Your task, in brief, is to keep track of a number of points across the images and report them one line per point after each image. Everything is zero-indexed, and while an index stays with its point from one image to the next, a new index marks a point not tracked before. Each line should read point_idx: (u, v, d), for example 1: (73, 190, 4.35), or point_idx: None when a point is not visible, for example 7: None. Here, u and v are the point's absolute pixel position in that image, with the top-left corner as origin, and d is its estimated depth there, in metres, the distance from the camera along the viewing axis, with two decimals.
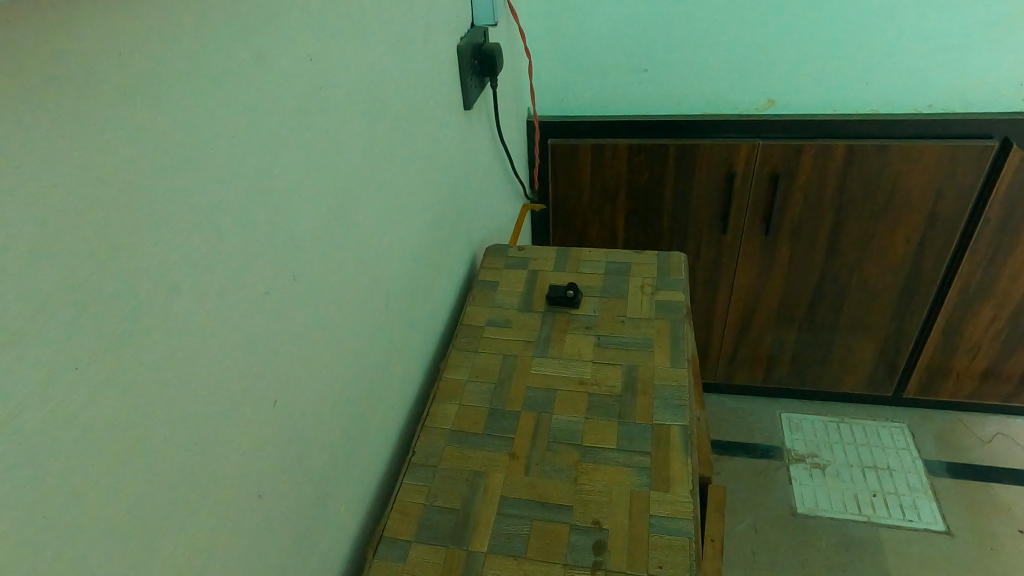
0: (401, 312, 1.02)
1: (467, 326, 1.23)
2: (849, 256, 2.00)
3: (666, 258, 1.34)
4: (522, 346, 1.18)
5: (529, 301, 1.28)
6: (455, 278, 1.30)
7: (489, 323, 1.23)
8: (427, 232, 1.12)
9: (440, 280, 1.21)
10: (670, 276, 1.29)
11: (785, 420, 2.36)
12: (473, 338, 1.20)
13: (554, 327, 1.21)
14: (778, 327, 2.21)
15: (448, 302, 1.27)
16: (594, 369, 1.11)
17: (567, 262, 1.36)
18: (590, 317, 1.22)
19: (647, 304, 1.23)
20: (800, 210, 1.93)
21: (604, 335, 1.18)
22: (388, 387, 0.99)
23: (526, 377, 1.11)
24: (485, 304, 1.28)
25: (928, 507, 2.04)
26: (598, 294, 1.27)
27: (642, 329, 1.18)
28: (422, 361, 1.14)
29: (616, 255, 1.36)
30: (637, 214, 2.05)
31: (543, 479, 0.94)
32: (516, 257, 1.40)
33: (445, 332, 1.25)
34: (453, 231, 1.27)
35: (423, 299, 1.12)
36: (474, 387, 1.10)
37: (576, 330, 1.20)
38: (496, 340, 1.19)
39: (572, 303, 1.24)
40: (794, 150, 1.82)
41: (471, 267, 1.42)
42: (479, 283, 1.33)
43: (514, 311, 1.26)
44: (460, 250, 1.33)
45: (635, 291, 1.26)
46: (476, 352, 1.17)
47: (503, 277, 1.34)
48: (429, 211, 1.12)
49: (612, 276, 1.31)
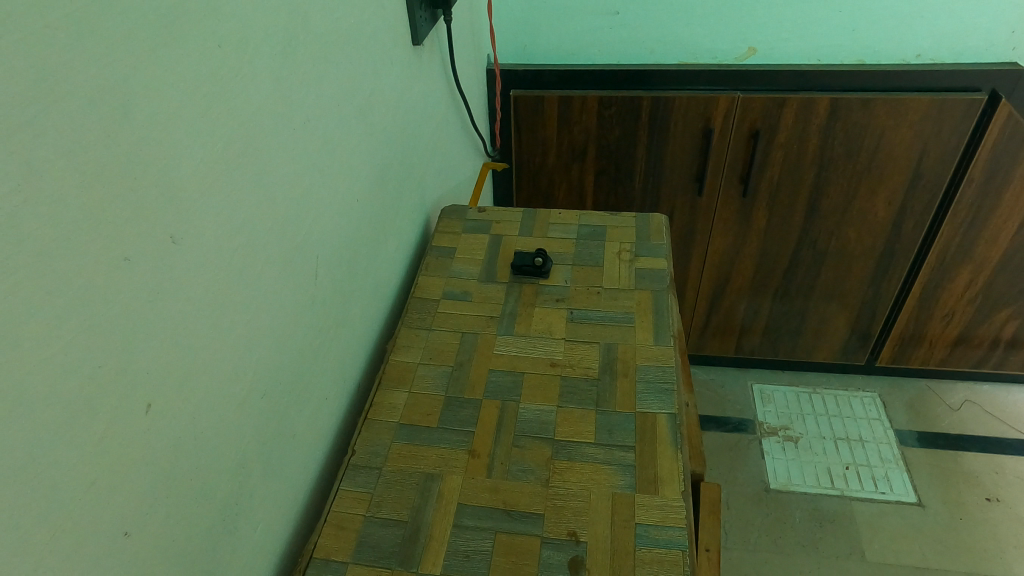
0: (335, 284, 0.85)
1: (420, 299, 1.06)
2: (828, 220, 1.89)
3: (646, 221, 1.19)
4: (483, 323, 1.01)
5: (491, 270, 1.11)
6: (404, 244, 1.12)
7: (444, 295, 1.06)
8: (367, 189, 0.94)
9: (385, 246, 1.03)
10: (652, 241, 1.14)
11: (756, 391, 2.28)
12: (426, 314, 1.03)
13: (521, 300, 1.05)
14: (753, 295, 2.10)
15: (397, 272, 1.09)
16: (567, 348, 0.96)
17: (533, 226, 1.19)
18: (561, 288, 1.06)
19: (627, 274, 1.08)
20: (779, 170, 1.81)
21: (578, 309, 1.02)
22: (320, 375, 0.82)
23: (488, 359, 0.95)
24: (440, 273, 1.11)
25: (900, 478, 1.96)
26: (571, 261, 1.11)
27: (622, 301, 1.03)
28: (366, 342, 0.97)
29: (591, 218, 1.20)
30: (607, 174, 1.89)
31: (508, 482, 0.79)
32: (475, 220, 1.22)
33: (393, 306, 1.07)
34: (401, 189, 1.09)
35: (364, 269, 0.94)
36: (428, 371, 0.94)
37: (546, 303, 1.04)
38: (453, 316, 1.03)
39: (541, 271, 1.08)
40: (776, 104, 1.68)
41: (424, 231, 1.24)
42: (433, 250, 1.16)
43: (474, 282, 1.09)
44: (410, 212, 1.15)
45: (612, 258, 1.11)
46: (430, 329, 1.00)
47: (461, 243, 1.17)
48: (371, 163, 0.94)
49: (585, 241, 1.15)
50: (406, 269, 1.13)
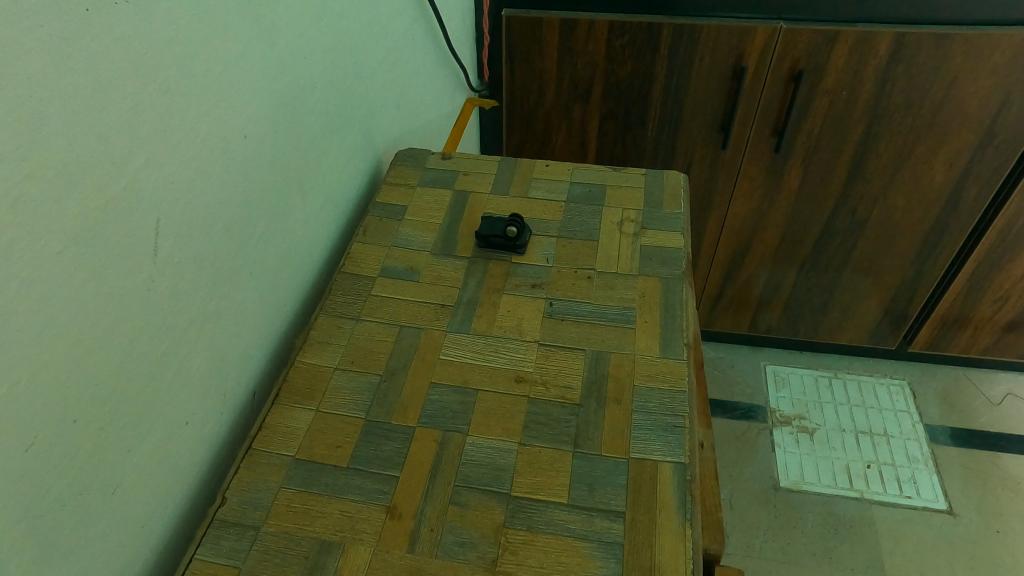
0: (200, 262, 0.58)
1: (350, 276, 0.79)
2: (873, 184, 1.59)
3: (660, 181, 0.90)
4: (430, 313, 0.75)
5: (450, 239, 0.84)
6: (338, 199, 0.85)
7: (383, 272, 0.80)
8: (263, 124, 0.65)
9: (303, 204, 0.75)
10: (665, 209, 0.86)
11: (770, 373, 2.03)
12: (355, 298, 0.76)
13: (485, 284, 0.78)
14: (775, 266, 1.83)
15: (325, 237, 0.82)
16: (540, 356, 0.70)
17: (512, 181, 0.92)
18: (540, 269, 0.80)
19: (629, 253, 0.81)
20: (821, 122, 1.50)
21: (560, 300, 0.76)
22: (176, 396, 0.56)
23: (431, 368, 0.69)
24: (383, 241, 0.84)
25: (928, 481, 1.73)
26: (557, 232, 0.84)
27: (620, 293, 0.76)
28: (270, 336, 0.71)
29: (587, 174, 0.92)
30: (615, 119, 1.58)
31: (438, 562, 0.55)
32: (437, 169, 0.94)
33: (319, 283, 0.81)
34: (332, 126, 0.81)
35: (261, 239, 0.67)
36: (347, 382, 0.68)
37: (518, 291, 0.77)
38: (392, 301, 0.76)
39: (514, 246, 0.81)
40: (825, 39, 1.35)
41: (373, 181, 0.96)
42: (378, 209, 0.88)
43: (426, 255, 0.82)
44: (349, 158, 0.87)
45: (611, 232, 0.84)
46: (358, 319, 0.74)
47: (415, 201, 0.89)
48: (270, 86, 0.66)
49: (577, 206, 0.88)
50: (341, 233, 0.86)
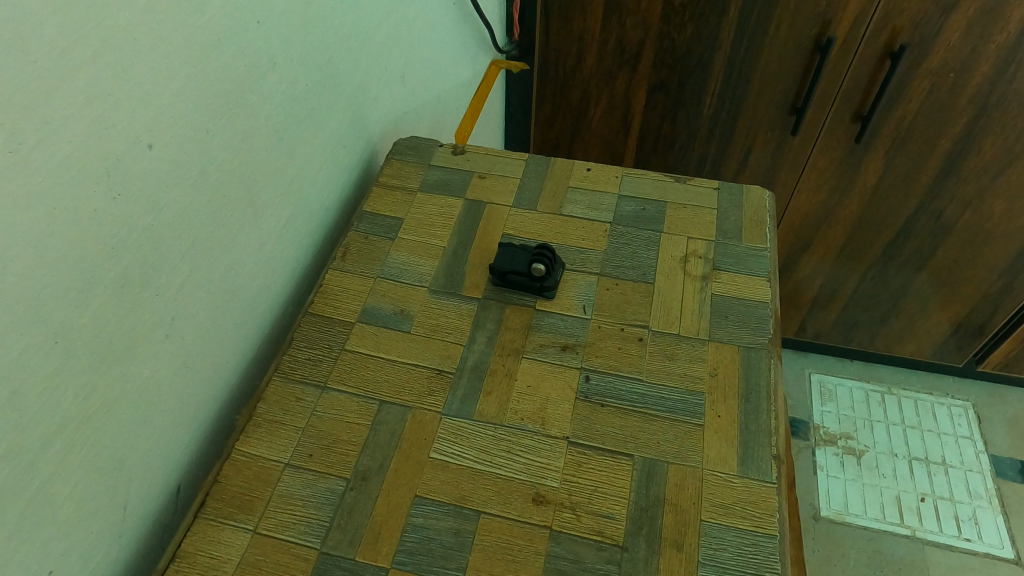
0: (67, 343, 0.38)
1: (320, 321, 0.59)
2: (968, 186, 1.31)
3: (738, 201, 0.69)
4: (421, 384, 0.55)
5: (456, 270, 0.63)
6: (312, 212, 0.64)
7: (364, 317, 0.60)
8: (183, 121, 0.45)
9: (254, 225, 0.55)
10: (744, 243, 0.65)
11: (815, 382, 1.82)
12: (323, 356, 0.57)
13: (498, 341, 0.58)
14: (835, 268, 1.58)
15: (291, 264, 0.62)
16: (568, 462, 0.50)
17: (541, 189, 0.70)
18: (575, 322, 0.59)
19: (696, 305, 0.60)
20: (917, 109, 1.23)
21: (601, 373, 0.56)
22: (30, 543, 0.38)
23: (418, 472, 0.50)
24: (368, 269, 0.63)
25: (992, 523, 1.53)
26: (599, 267, 0.63)
27: (682, 369, 0.56)
28: (201, 411, 0.52)
29: (641, 185, 0.70)
30: (666, 92, 1.34)
31: None
32: (445, 168, 0.73)
33: (281, 325, 0.61)
34: (302, 115, 0.59)
35: (183, 284, 0.47)
36: (300, 489, 0.49)
37: (544, 355, 0.57)
38: (372, 363, 0.57)
39: (541, 287, 0.60)
40: (940, 7, 1.08)
41: (363, 180, 0.75)
42: (364, 222, 0.67)
43: (423, 292, 0.62)
44: (329, 153, 0.66)
45: (672, 271, 0.63)
46: (326, 390, 0.55)
47: (413, 211, 0.68)
48: (193, 65, 0.44)
49: (626, 230, 0.66)
50: (315, 254, 0.66)
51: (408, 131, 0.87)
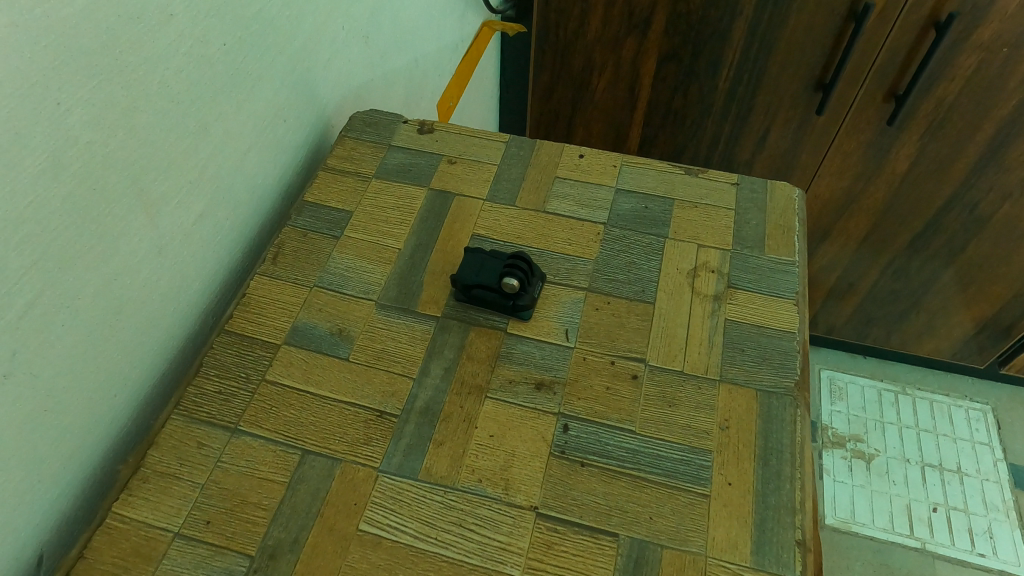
0: None
1: (238, 343, 0.48)
2: (1010, 176, 1.13)
3: (761, 201, 0.57)
4: (356, 429, 0.44)
5: (412, 279, 0.52)
6: (237, 203, 0.52)
7: (294, 338, 0.48)
8: (9, 88, 0.32)
9: (147, 225, 0.43)
10: (768, 255, 0.53)
11: (827, 380, 1.70)
12: (238, 389, 0.46)
13: (457, 374, 0.46)
14: (853, 264, 1.42)
15: (208, 269, 0.50)
16: (533, 543, 0.39)
17: (524, 179, 0.58)
18: (554, 352, 0.47)
19: (706, 334, 0.48)
20: (960, 89, 1.05)
21: (583, 421, 0.44)
22: None
23: (342, 552, 0.39)
24: (304, 276, 0.52)
25: (1008, 538, 1.43)
26: (587, 280, 0.51)
27: (684, 418, 0.44)
28: (73, 462, 0.41)
29: (644, 178, 0.58)
30: (678, 62, 1.19)
31: None
32: (409, 149, 0.60)
33: (193, 344, 0.50)
34: (218, 82, 0.47)
35: (30, 310, 0.36)
36: (190, 569, 0.39)
37: (513, 394, 0.45)
38: (297, 400, 0.45)
39: (507, 300, 0.48)
40: None
41: (311, 161, 0.62)
42: (304, 215, 0.55)
43: (368, 307, 0.50)
44: (259, 130, 0.53)
45: (678, 289, 0.51)
46: (236, 434, 0.44)
47: (365, 203, 0.56)
48: (17, 13, 0.32)
49: (624, 233, 0.54)
50: (243, 254, 0.54)
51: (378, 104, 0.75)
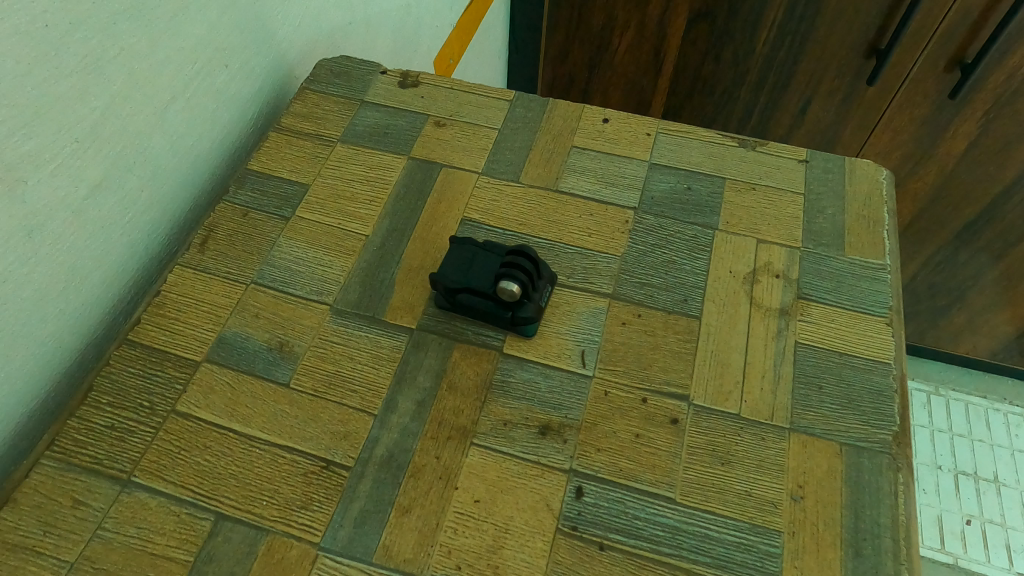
0: None
1: (143, 360, 0.36)
2: None
3: (837, 184, 0.44)
4: (292, 487, 0.32)
5: (380, 277, 0.39)
6: (152, 173, 0.39)
7: (218, 354, 0.36)
8: None
9: (5, 200, 0.31)
10: (849, 255, 0.40)
11: None
12: (137, 422, 0.34)
13: (433, 411, 0.34)
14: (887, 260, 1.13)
15: (100, 262, 0.37)
16: None
17: (532, 149, 0.45)
18: (564, 383, 0.35)
19: (770, 362, 0.36)
20: None
21: (602, 483, 0.32)
22: None
23: None
24: (238, 269, 0.39)
25: None
26: (610, 284, 0.39)
27: (742, 482, 0.32)
28: None
29: (687, 151, 0.45)
30: (710, 22, 0.95)
31: None
32: (387, 106, 0.48)
33: (87, 357, 0.37)
34: (117, 4, 0.34)
35: None
36: None
37: (507, 441, 0.33)
38: (216, 441, 0.33)
39: (506, 307, 0.36)
40: None
41: (265, 121, 0.49)
42: (245, 188, 0.43)
43: (322, 313, 0.38)
44: (188, 77, 0.40)
45: (732, 299, 0.38)
46: (128, 487, 0.32)
47: (327, 174, 0.44)
48: None
49: (658, 222, 0.41)
50: (163, 238, 0.41)
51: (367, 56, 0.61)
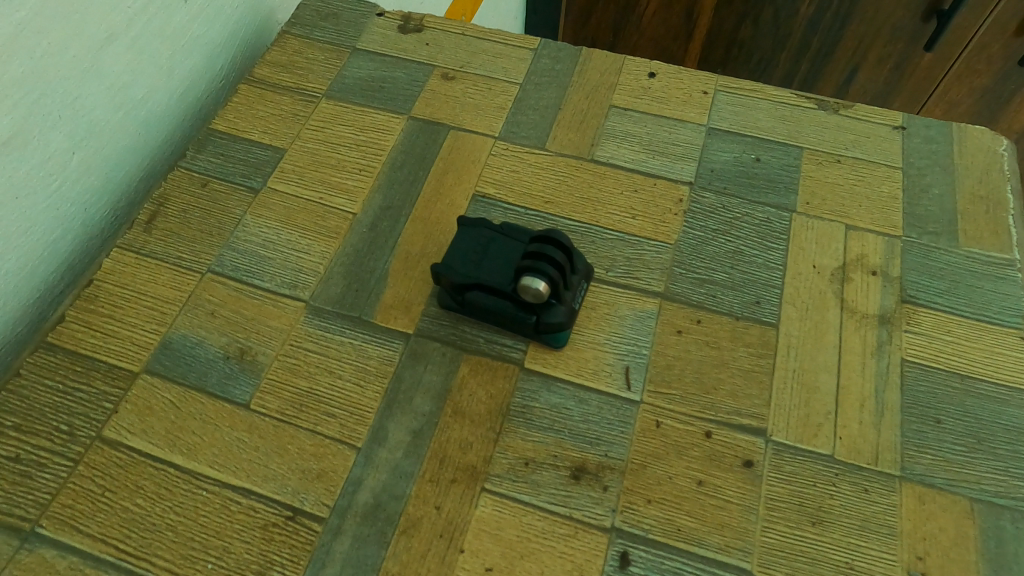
0: None
1: (62, 371, 0.28)
2: None
3: (944, 157, 0.35)
4: (245, 545, 0.24)
5: (370, 267, 0.31)
6: (86, 132, 0.31)
7: (160, 363, 0.28)
8: None
9: None
10: (966, 247, 0.32)
11: None
12: (50, 453, 0.26)
13: (433, 445, 0.26)
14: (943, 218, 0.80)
15: (11, 244, 0.29)
16: None
17: (559, 109, 0.36)
18: (603, 409, 0.27)
19: (871, 386, 0.28)
20: None
21: (655, 548, 0.24)
22: None
23: None
24: (192, 255, 0.31)
25: None
26: (661, 280, 0.30)
27: (841, 551, 0.24)
28: None
29: (753, 113, 0.36)
30: None
31: None
32: (384, 55, 0.39)
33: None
34: None
35: None
36: None
37: (528, 487, 0.26)
38: (149, 480, 0.26)
39: (539, 309, 0.28)
40: None
41: (236, 75, 0.40)
42: (205, 152, 0.35)
43: (295, 312, 0.30)
44: (135, 12, 0.31)
45: (818, 302, 0.30)
46: (30, 542, 0.24)
47: (307, 137, 0.35)
48: None
49: (719, 202, 0.33)
50: (100, 215, 0.33)
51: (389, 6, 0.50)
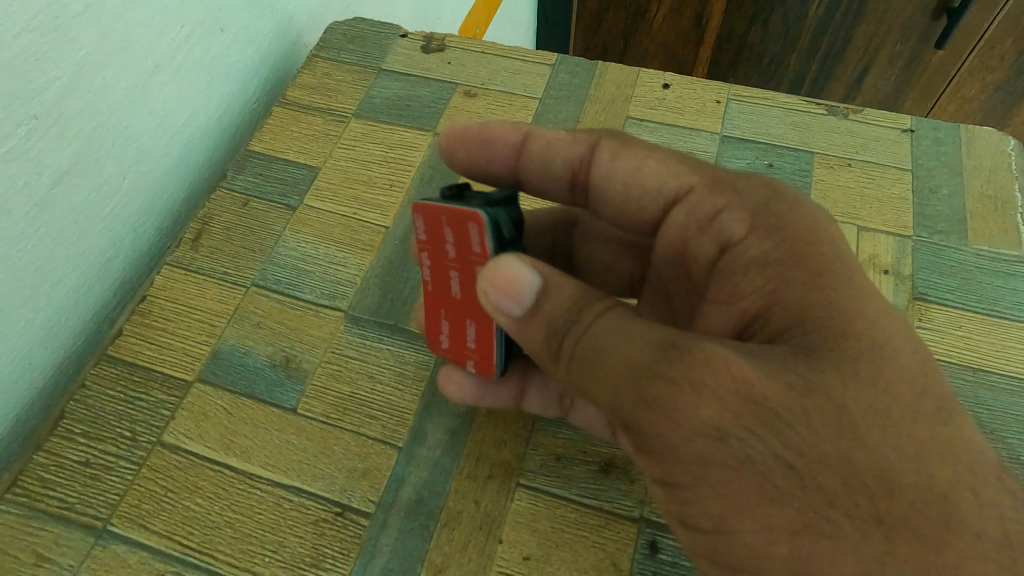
0: None
1: (123, 381, 0.30)
2: None
3: (952, 158, 0.36)
4: (299, 538, 0.26)
5: (403, 277, 0.33)
6: (136, 157, 0.33)
7: (212, 372, 0.30)
8: None
9: None
10: (975, 244, 0.33)
11: None
12: (116, 456, 0.28)
13: (470, 444, 0.28)
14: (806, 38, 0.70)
15: (71, 265, 0.31)
16: None
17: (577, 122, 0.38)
18: None
19: None
20: None
21: None
22: None
23: None
24: (237, 270, 0.33)
25: None
26: None
27: None
28: None
29: (765, 121, 0.38)
30: None
31: None
32: (408, 74, 0.41)
33: (60, 376, 0.32)
34: None
35: None
36: None
37: (561, 481, 0.27)
38: (208, 481, 0.28)
39: None
40: None
41: (269, 98, 0.42)
42: (245, 172, 0.37)
43: (335, 322, 0.32)
44: (177, 43, 0.34)
45: None
46: (102, 538, 0.26)
47: (339, 156, 0.37)
48: None
49: None
50: (149, 234, 0.35)
51: (407, 24, 0.53)
